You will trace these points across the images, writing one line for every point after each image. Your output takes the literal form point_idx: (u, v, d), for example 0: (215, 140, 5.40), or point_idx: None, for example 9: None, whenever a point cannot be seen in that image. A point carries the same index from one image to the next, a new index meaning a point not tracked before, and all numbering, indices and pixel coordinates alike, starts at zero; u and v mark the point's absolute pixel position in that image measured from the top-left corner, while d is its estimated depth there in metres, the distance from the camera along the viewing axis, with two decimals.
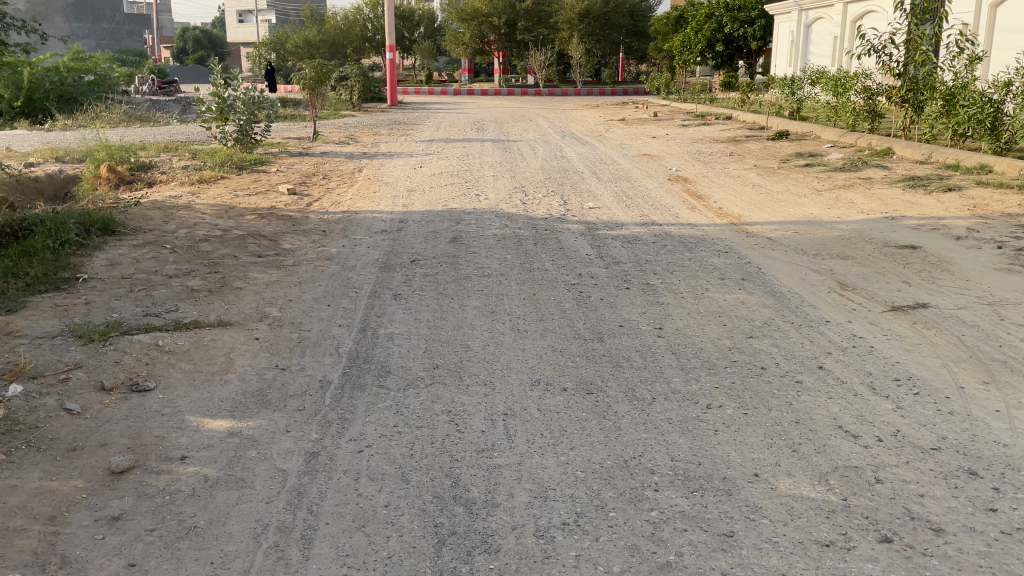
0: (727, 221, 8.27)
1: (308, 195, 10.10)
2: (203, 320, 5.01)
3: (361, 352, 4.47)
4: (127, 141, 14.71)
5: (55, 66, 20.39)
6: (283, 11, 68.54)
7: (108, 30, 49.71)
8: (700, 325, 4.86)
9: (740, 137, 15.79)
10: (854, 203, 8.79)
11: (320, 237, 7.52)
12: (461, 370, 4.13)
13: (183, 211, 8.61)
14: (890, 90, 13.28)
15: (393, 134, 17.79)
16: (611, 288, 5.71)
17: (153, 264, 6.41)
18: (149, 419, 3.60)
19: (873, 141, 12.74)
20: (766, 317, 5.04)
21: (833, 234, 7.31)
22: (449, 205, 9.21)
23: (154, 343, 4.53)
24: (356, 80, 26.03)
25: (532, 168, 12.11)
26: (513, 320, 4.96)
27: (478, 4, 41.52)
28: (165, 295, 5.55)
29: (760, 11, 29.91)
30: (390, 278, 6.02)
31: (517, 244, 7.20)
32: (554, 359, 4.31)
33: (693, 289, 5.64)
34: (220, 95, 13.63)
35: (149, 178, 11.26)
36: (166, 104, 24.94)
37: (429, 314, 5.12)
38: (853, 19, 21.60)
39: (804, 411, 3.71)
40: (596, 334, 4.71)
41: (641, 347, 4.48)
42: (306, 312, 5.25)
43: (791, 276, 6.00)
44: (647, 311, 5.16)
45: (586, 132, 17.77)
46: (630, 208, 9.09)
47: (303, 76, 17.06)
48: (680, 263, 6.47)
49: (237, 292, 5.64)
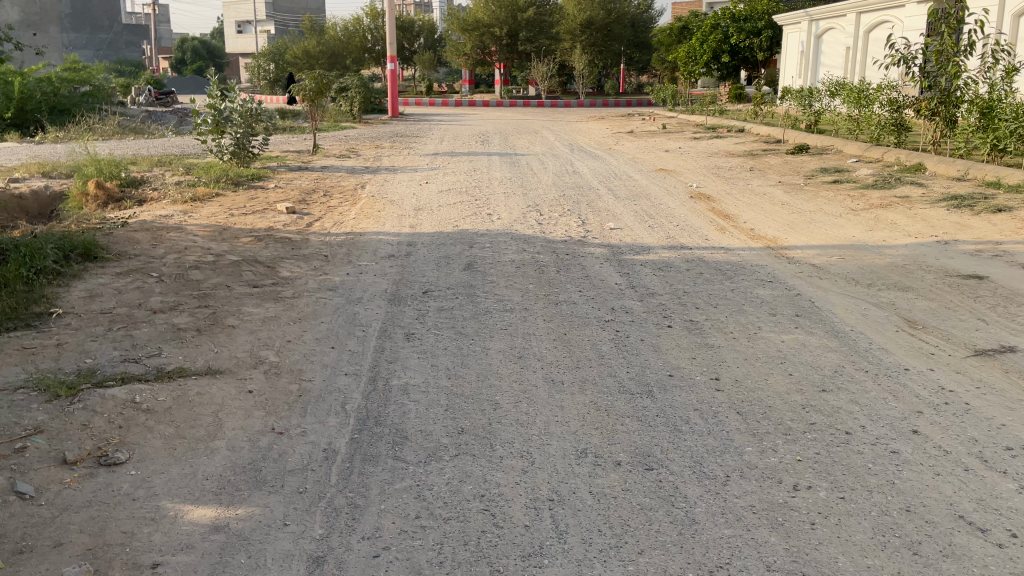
0: (763, 244, 7.65)
1: (309, 214, 9.47)
2: (189, 368, 4.36)
3: (371, 411, 3.81)
4: (118, 155, 14.05)
5: (48, 77, 19.75)
6: (282, 22, 68.20)
7: (105, 40, 49.32)
8: (761, 375, 4.22)
9: (756, 150, 15.19)
10: (898, 224, 8.20)
11: (321, 263, 6.89)
12: (492, 436, 3.49)
13: (173, 233, 7.98)
14: (918, 103, 12.76)
15: (395, 147, 17.21)
16: (650, 326, 5.07)
17: (137, 296, 5.78)
18: (117, 507, 2.95)
19: (901, 156, 12.14)
20: (835, 365, 4.40)
21: (883, 261, 6.71)
22: (460, 226, 8.58)
23: (131, 400, 3.88)
24: (356, 91, 25.48)
25: (544, 184, 11.49)
26: (545, 368, 4.32)
27: (479, 14, 41.01)
28: (149, 335, 4.91)
29: (767, 21, 29.44)
30: (401, 313, 5.38)
31: (539, 271, 6.56)
32: (600, 420, 3.66)
33: (745, 328, 5.01)
34: (216, 108, 13.04)
35: (141, 195, 10.64)
36: (162, 115, 24.34)
37: (448, 360, 4.47)
38: (866, 30, 21.07)
39: (912, 493, 3.07)
40: (644, 386, 4.05)
41: (698, 405, 3.83)
42: (307, 356, 4.60)
43: (850, 312, 5.37)
44: (697, 356, 4.52)
45: (595, 145, 17.20)
46: (655, 229, 8.45)
47: (302, 87, 16.47)
48: (723, 294, 5.84)
49: (229, 332, 4.99)
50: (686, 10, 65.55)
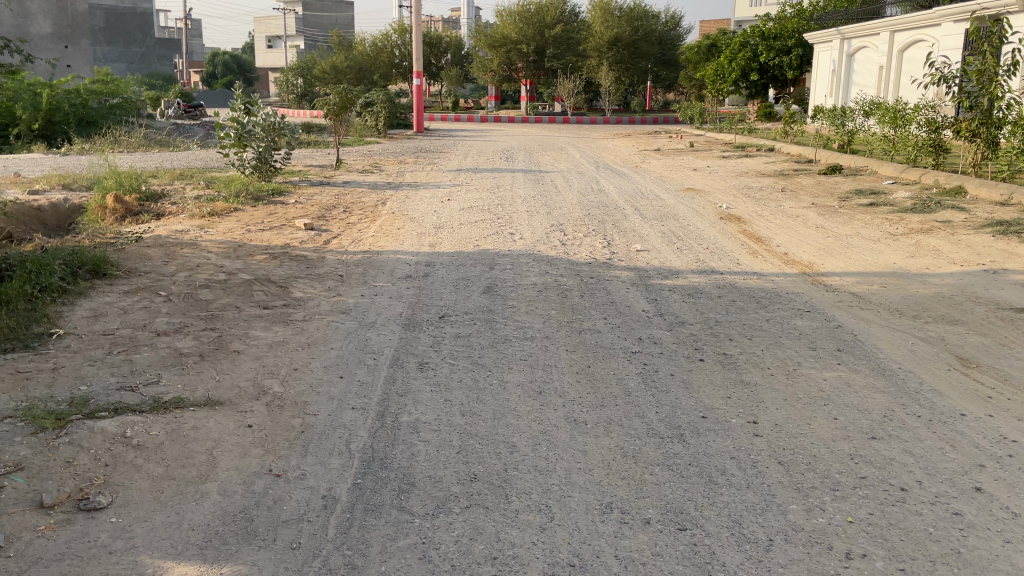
0: (798, 269, 7.29)
1: (327, 230, 9.24)
2: (187, 398, 4.09)
3: (377, 452, 3.51)
4: (140, 168, 13.94)
5: (76, 89, 19.79)
6: (310, 37, 68.82)
7: (138, 53, 50.02)
8: (804, 419, 3.88)
9: (788, 170, 14.79)
10: (941, 250, 7.79)
11: (336, 283, 6.62)
12: (508, 485, 3.18)
13: (187, 250, 7.77)
14: (958, 123, 12.33)
15: (419, 162, 17.00)
16: (680, 359, 4.74)
17: (142, 317, 5.55)
18: (92, 562, 2.68)
19: (940, 179, 11.71)
20: (884, 409, 4.05)
21: (928, 291, 6.33)
22: (481, 245, 8.29)
23: (121, 434, 3.62)
24: (381, 105, 25.39)
25: (569, 203, 11.19)
26: (568, 406, 4.00)
27: (508, 30, 40.80)
28: (149, 359, 4.66)
29: (797, 40, 29.01)
30: (415, 340, 5.08)
31: (562, 296, 6.24)
32: (627, 468, 3.34)
33: (783, 364, 4.67)
34: (238, 121, 12.90)
35: (159, 209, 10.48)
36: (189, 128, 24.39)
37: (463, 393, 4.16)
38: (900, 49, 20.61)
39: (981, 566, 2.71)
40: (675, 429, 3.72)
41: (735, 453, 3.49)
42: (313, 386, 4.32)
43: (897, 348, 5.01)
44: (732, 395, 4.17)
45: (621, 163, 16.87)
46: (683, 252, 8.10)
47: (326, 101, 16.31)
48: (758, 324, 5.50)
49: (233, 358, 4.72)
50: (713, 27, 65.36)
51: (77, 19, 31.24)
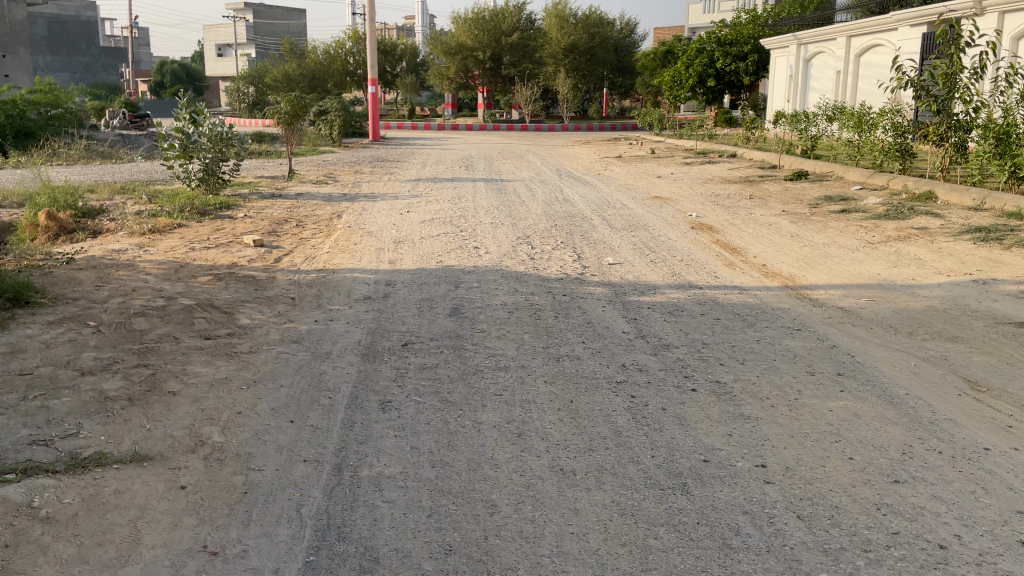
0: (780, 282, 6.93)
1: (278, 247, 8.67)
2: (111, 454, 3.53)
3: (334, 518, 3.00)
4: (77, 182, 13.13)
5: (13, 99, 18.74)
6: (261, 45, 67.59)
7: (82, 62, 48.79)
8: (817, 460, 3.46)
9: (753, 176, 14.56)
10: (923, 259, 7.50)
11: (287, 307, 6.07)
12: (490, 560, 2.69)
13: (123, 272, 7.13)
14: (924, 127, 12.14)
15: (376, 172, 16.43)
16: (671, 390, 4.29)
17: (66, 352, 4.94)
18: None
19: (909, 184, 11.51)
20: (901, 445, 3.64)
21: (920, 304, 6.00)
22: (445, 261, 7.79)
23: (26, 505, 3.04)
24: (336, 114, 24.73)
25: (534, 213, 10.76)
26: (553, 451, 3.52)
27: (463, 37, 40.27)
28: (70, 403, 4.08)
29: (753, 45, 29.04)
30: (376, 374, 4.56)
31: (535, 317, 5.76)
32: (627, 531, 2.87)
33: (783, 393, 4.25)
34: (184, 131, 12.26)
35: (96, 226, 9.79)
36: (134, 139, 23.48)
37: (430, 439, 3.65)
38: (857, 53, 20.60)
39: None
40: (676, 478, 3.26)
41: (748, 506, 3.05)
42: (260, 434, 3.77)
43: (899, 370, 4.64)
44: (733, 433, 3.73)
45: (583, 171, 16.48)
46: (657, 264, 7.70)
47: (277, 109, 15.61)
48: (748, 346, 5.08)
49: (167, 401, 4.15)
50: (668, 35, 65.93)
51: (15, 27, 29.96)
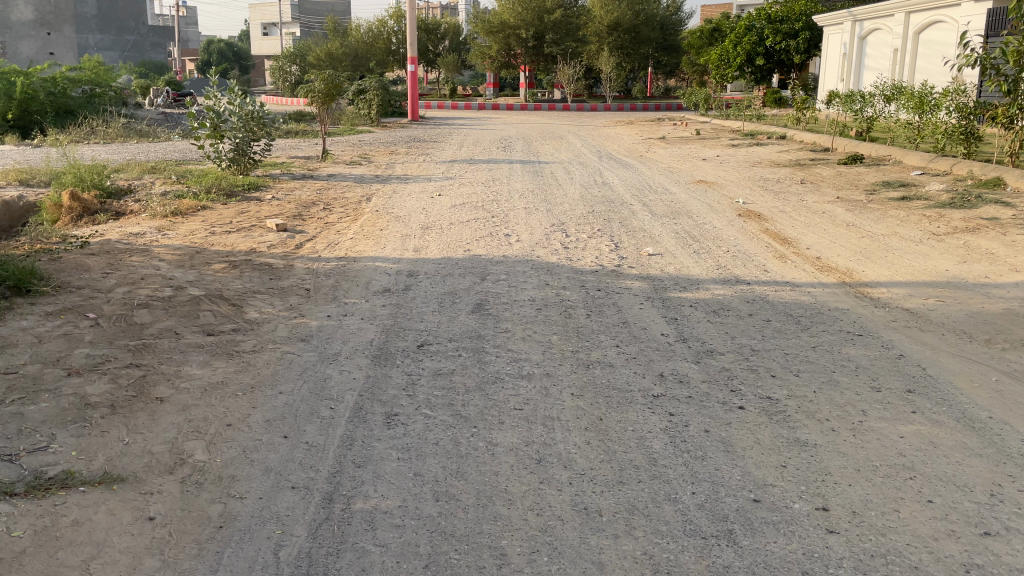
0: (836, 277, 6.33)
1: (301, 232, 8.28)
2: (79, 473, 3.14)
3: (316, 565, 2.57)
4: (108, 162, 12.90)
5: (54, 77, 18.64)
6: (306, 24, 67.58)
7: (131, 41, 49.15)
8: (890, 503, 2.92)
9: (805, 160, 13.79)
10: (995, 254, 6.82)
11: (300, 300, 5.66)
12: None
13: (136, 258, 6.79)
14: (993, 108, 11.26)
15: (411, 153, 16.00)
16: (715, 407, 3.77)
17: (58, 347, 4.58)
18: None
19: (975, 168, 10.71)
20: (989, 484, 3.09)
21: (996, 307, 5.36)
22: (473, 249, 7.33)
23: None
24: (374, 93, 24.34)
25: (571, 197, 10.23)
26: (578, 486, 3.02)
27: (506, 16, 39.51)
28: (48, 409, 3.70)
29: (805, 23, 27.86)
30: (385, 380, 4.11)
31: (565, 316, 5.27)
32: None
33: (845, 415, 3.69)
34: (215, 110, 11.91)
35: (120, 207, 9.50)
36: (175, 119, 23.37)
37: (436, 464, 3.19)
38: (917, 30, 19.51)
39: None
40: (720, 524, 2.76)
41: (808, 566, 2.54)
42: (248, 453, 3.35)
43: (979, 387, 4.05)
44: (788, 464, 3.21)
45: (625, 153, 15.85)
46: (702, 256, 7.12)
47: (311, 88, 15.20)
48: (803, 354, 4.52)
49: (153, 409, 3.76)
50: (715, 13, 64.29)
51: (60, 5, 29.91)
